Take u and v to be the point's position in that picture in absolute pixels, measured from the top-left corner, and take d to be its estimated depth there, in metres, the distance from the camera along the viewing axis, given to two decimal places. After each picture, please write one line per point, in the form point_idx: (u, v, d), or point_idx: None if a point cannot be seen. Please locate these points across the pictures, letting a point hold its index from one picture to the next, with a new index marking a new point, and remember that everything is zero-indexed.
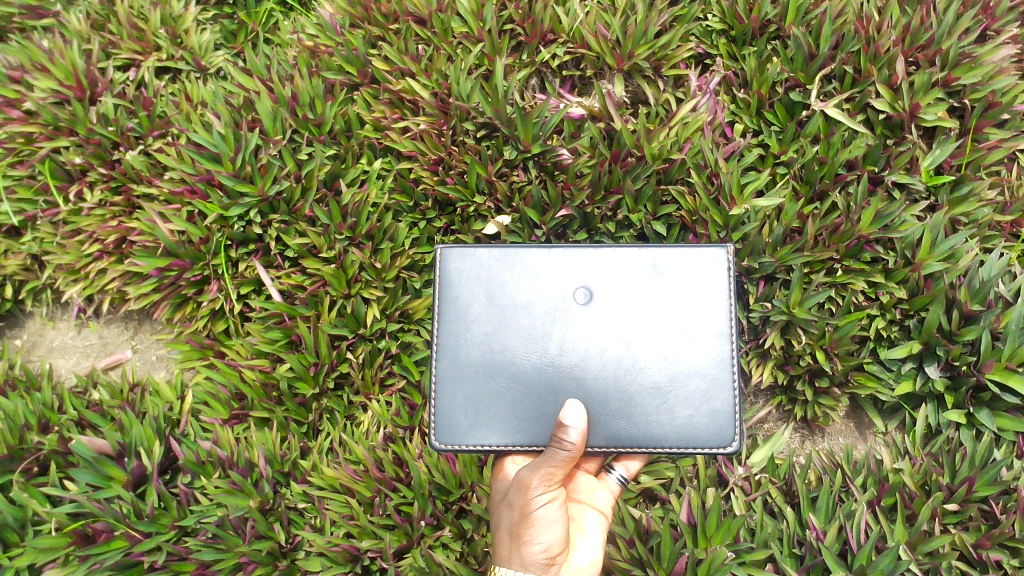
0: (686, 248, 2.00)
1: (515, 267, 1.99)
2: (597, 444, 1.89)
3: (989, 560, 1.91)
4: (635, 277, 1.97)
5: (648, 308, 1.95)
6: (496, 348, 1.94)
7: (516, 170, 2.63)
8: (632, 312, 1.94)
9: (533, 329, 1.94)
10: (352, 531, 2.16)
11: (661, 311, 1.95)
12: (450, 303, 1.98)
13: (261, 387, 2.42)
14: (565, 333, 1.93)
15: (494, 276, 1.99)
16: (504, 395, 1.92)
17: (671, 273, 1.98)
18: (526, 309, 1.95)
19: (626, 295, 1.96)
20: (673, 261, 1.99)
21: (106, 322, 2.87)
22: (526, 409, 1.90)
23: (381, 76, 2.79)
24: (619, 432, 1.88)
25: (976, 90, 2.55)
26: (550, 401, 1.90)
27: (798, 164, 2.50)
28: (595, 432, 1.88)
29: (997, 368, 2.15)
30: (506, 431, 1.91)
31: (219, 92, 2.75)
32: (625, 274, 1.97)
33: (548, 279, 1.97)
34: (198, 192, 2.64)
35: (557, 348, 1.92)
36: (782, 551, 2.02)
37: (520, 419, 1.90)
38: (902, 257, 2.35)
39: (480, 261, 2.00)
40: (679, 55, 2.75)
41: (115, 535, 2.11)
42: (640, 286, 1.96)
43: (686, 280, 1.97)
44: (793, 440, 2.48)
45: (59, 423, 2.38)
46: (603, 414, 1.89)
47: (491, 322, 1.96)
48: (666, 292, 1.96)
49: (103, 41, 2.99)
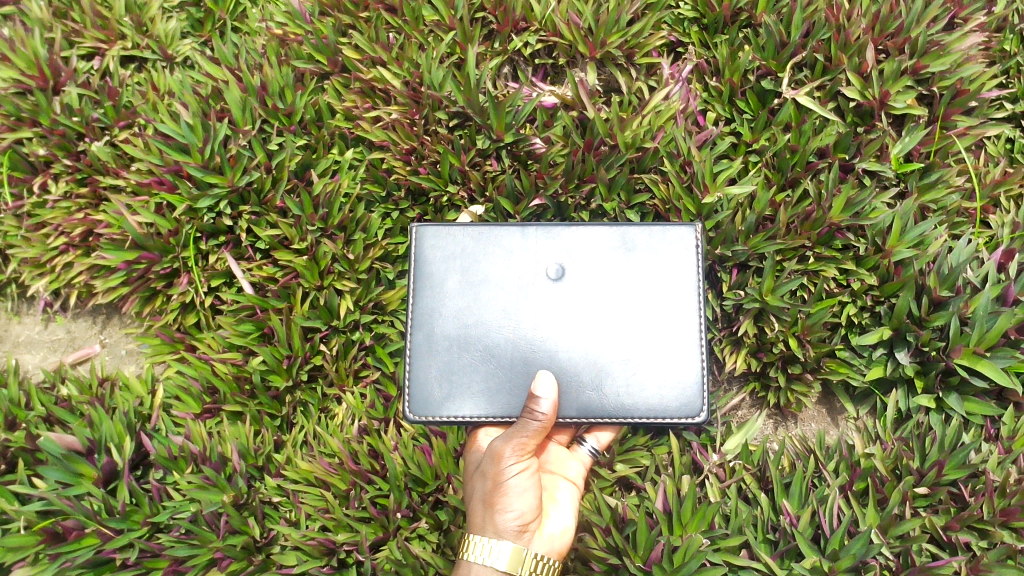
0: (656, 226, 2.01)
1: (491, 245, 2.00)
2: (568, 415, 1.88)
3: (958, 543, 1.98)
4: (606, 254, 1.98)
5: (617, 284, 1.95)
6: (467, 323, 1.94)
7: (489, 160, 2.62)
8: (602, 288, 1.95)
9: (506, 304, 1.94)
10: (328, 524, 2.15)
11: (631, 288, 1.95)
12: (423, 278, 1.98)
13: (233, 380, 2.38)
14: (537, 307, 1.93)
15: (470, 254, 2.00)
16: (479, 366, 1.92)
17: (641, 251, 1.99)
18: (498, 285, 1.96)
19: (596, 274, 1.96)
20: (644, 239, 2.00)
21: (73, 316, 2.79)
22: (500, 380, 1.90)
23: (353, 65, 2.76)
24: (589, 402, 1.88)
25: (943, 78, 2.58)
26: (522, 373, 1.90)
27: (770, 152, 2.52)
28: (566, 402, 1.88)
29: (966, 353, 2.19)
30: (480, 403, 1.90)
31: (186, 81, 2.70)
32: (595, 253, 1.98)
33: (522, 257, 1.98)
34: (166, 183, 2.58)
35: (529, 322, 1.92)
36: (756, 537, 2.04)
37: (489, 390, 1.90)
38: (873, 244, 2.38)
39: (455, 240, 2.01)
40: (652, 43, 2.74)
41: (86, 532, 2.09)
42: (611, 263, 1.97)
43: (655, 259, 1.98)
44: (767, 427, 2.49)
45: (26, 420, 2.33)
46: (574, 385, 1.89)
47: (467, 298, 1.96)
48: (637, 268, 1.97)
49: (66, 30, 2.90)
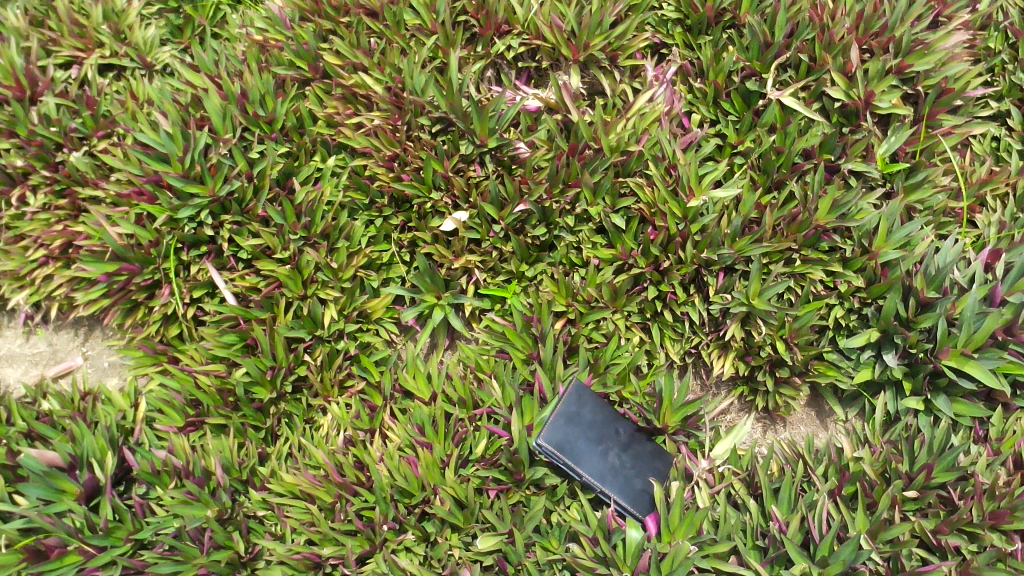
0: (658, 451, 2.22)
1: (598, 408, 2.21)
2: (576, 468, 2.10)
3: (947, 547, 1.97)
4: (634, 450, 2.20)
5: (628, 453, 2.18)
6: (594, 437, 2.16)
7: (473, 165, 2.59)
8: (626, 445, 2.19)
9: (596, 401, 2.22)
10: (313, 538, 2.13)
11: (630, 464, 2.17)
12: (576, 392, 2.20)
13: (216, 393, 2.35)
14: (600, 407, 2.21)
15: (587, 412, 2.19)
16: (570, 428, 2.15)
17: (646, 465, 2.18)
18: (620, 428, 2.21)
19: (632, 446, 2.20)
20: (651, 455, 2.21)
21: (55, 329, 2.74)
22: (575, 434, 2.15)
23: (333, 71, 2.72)
24: (597, 466, 2.12)
25: (928, 77, 2.56)
26: (588, 435, 2.16)
27: (755, 154, 2.51)
28: (583, 458, 2.12)
29: (953, 354, 2.19)
30: (557, 438, 2.12)
31: (165, 89, 2.66)
32: (635, 445, 2.20)
33: (606, 412, 2.22)
34: (146, 194, 2.55)
35: (597, 406, 2.21)
36: (746, 544, 2.03)
37: (604, 453, 2.15)
38: (859, 246, 2.37)
39: (583, 408, 2.19)
40: (635, 45, 2.71)
41: (68, 550, 2.07)
42: (633, 452, 2.19)
43: (646, 471, 2.18)
44: (755, 431, 2.46)
45: (7, 436, 2.30)
46: (597, 451, 2.14)
47: (578, 391, 2.20)
48: (637, 458, 2.18)
49: (42, 38, 2.86)
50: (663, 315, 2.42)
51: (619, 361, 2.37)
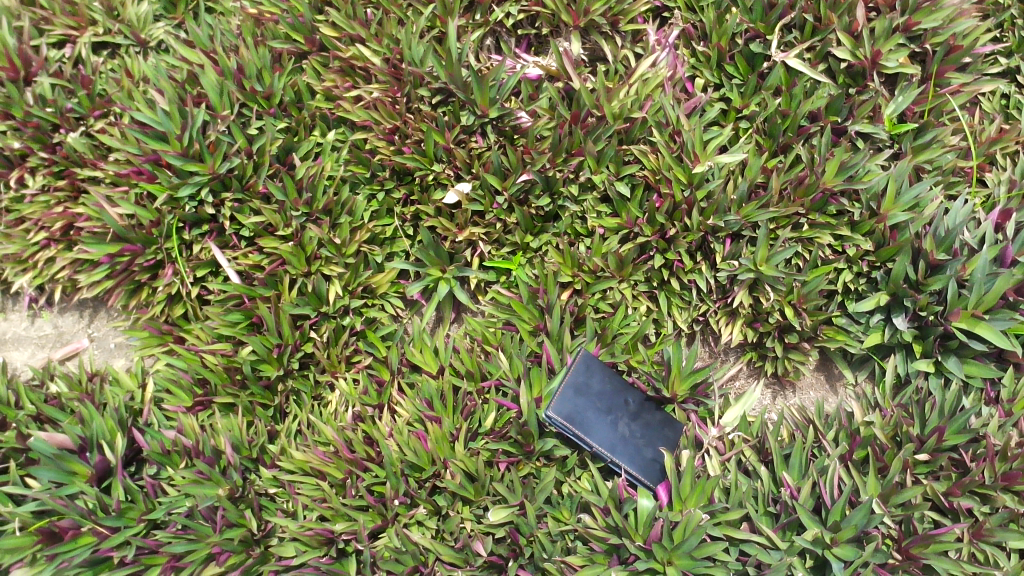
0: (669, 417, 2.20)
1: (607, 377, 2.20)
2: (586, 439, 2.11)
3: (960, 509, 1.97)
4: (644, 417, 2.18)
5: (637, 421, 2.17)
6: (602, 408, 2.15)
7: (474, 136, 2.55)
8: (635, 412, 2.18)
9: (603, 371, 2.21)
10: (325, 514, 2.13)
11: (641, 432, 2.16)
12: (584, 362, 2.20)
13: (224, 372, 2.36)
14: (607, 376, 2.20)
15: (595, 382, 2.18)
16: (578, 399, 2.15)
17: (657, 432, 2.17)
18: (629, 397, 2.20)
19: (641, 413, 2.18)
20: (662, 421, 2.19)
21: (60, 311, 2.73)
22: (583, 405, 2.14)
23: (331, 43, 2.67)
24: (607, 436, 2.12)
25: (936, 35, 2.52)
26: (596, 405, 2.15)
27: (761, 118, 2.48)
28: (592, 428, 2.12)
29: (963, 316, 2.17)
30: (566, 410, 2.12)
31: (161, 66, 2.63)
32: (645, 412, 2.19)
33: (615, 381, 2.21)
34: (145, 173, 2.54)
35: (604, 375, 2.20)
36: (757, 510, 2.02)
37: (614, 422, 2.15)
38: (868, 208, 2.33)
39: (590, 378, 2.18)
40: (636, 9, 2.65)
41: (82, 531, 2.07)
42: (644, 419, 2.18)
43: (657, 438, 2.16)
44: (764, 397, 2.45)
45: (16, 419, 2.29)
46: (606, 421, 2.14)
47: (584, 361, 2.20)
48: (648, 426, 2.17)
49: (35, 17, 2.82)
50: (670, 283, 2.40)
51: (626, 331, 2.35)
